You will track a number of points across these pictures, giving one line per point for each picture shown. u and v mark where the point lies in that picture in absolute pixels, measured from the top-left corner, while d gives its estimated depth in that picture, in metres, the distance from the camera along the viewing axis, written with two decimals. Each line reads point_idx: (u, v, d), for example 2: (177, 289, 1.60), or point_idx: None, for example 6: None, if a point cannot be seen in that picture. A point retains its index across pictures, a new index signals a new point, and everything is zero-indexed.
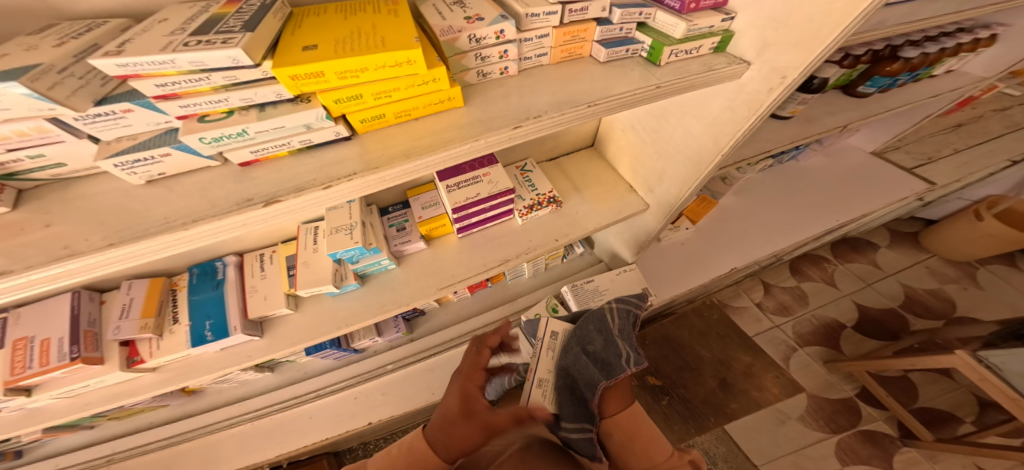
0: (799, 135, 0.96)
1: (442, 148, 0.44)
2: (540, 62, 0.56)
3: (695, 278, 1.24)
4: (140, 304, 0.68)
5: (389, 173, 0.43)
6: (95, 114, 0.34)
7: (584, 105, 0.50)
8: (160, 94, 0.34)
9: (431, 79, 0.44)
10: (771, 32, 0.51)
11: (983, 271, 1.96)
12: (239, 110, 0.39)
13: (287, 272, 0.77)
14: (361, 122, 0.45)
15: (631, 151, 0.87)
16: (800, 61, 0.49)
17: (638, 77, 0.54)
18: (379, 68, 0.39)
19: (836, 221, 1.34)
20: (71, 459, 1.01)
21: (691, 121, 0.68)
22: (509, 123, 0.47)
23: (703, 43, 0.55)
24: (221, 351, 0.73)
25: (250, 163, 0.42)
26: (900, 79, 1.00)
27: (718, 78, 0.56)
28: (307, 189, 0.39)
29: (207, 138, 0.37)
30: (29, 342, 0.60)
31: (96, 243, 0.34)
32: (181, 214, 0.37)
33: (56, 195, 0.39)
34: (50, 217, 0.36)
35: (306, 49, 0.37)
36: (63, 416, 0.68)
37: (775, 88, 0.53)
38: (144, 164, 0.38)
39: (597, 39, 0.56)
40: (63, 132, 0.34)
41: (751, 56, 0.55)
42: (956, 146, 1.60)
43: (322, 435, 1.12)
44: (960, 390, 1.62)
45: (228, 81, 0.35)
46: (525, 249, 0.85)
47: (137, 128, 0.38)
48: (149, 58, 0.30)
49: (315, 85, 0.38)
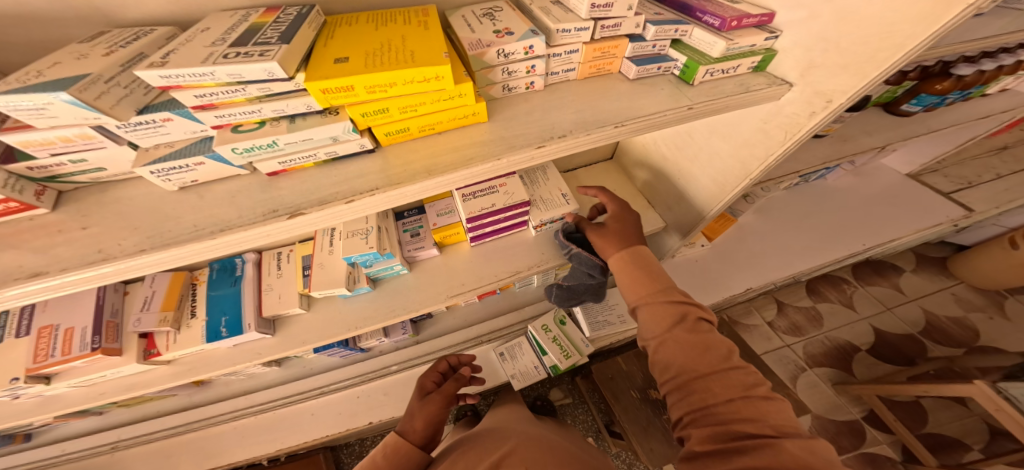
0: (831, 156, 0.93)
1: (466, 166, 0.43)
2: (567, 77, 0.55)
3: (707, 297, 1.22)
4: (161, 296, 0.69)
5: (412, 189, 0.42)
6: (137, 123, 0.35)
7: (610, 126, 0.48)
8: (197, 103, 0.35)
9: (458, 95, 0.43)
10: (818, 52, 0.49)
11: (1011, 300, 1.88)
12: (270, 120, 0.39)
13: (302, 273, 0.77)
14: (385, 135, 0.44)
15: (653, 168, 0.84)
16: (849, 84, 0.47)
17: (670, 96, 0.53)
18: (408, 84, 0.38)
19: (860, 244, 1.30)
20: (77, 445, 1.05)
21: (719, 141, 0.66)
22: (533, 142, 0.46)
23: (742, 62, 0.54)
24: (233, 347, 0.74)
25: (278, 173, 0.42)
26: (948, 98, 0.97)
27: (755, 99, 0.54)
28: (330, 203, 0.39)
29: (239, 149, 0.37)
30: (54, 330, 0.62)
31: (129, 248, 0.34)
32: (209, 222, 0.37)
33: (94, 198, 0.39)
34: (86, 220, 0.37)
35: (338, 62, 0.37)
36: (78, 404, 0.70)
37: (817, 112, 0.52)
38: (179, 172, 0.38)
39: (629, 55, 0.54)
40: (105, 139, 0.35)
41: (794, 77, 0.53)
42: (997, 172, 1.53)
43: (324, 432, 1.14)
44: (972, 418, 1.56)
45: (262, 92, 0.35)
46: (539, 261, 0.84)
47: (175, 136, 0.38)
48: (189, 70, 0.31)
49: (344, 99, 0.37)
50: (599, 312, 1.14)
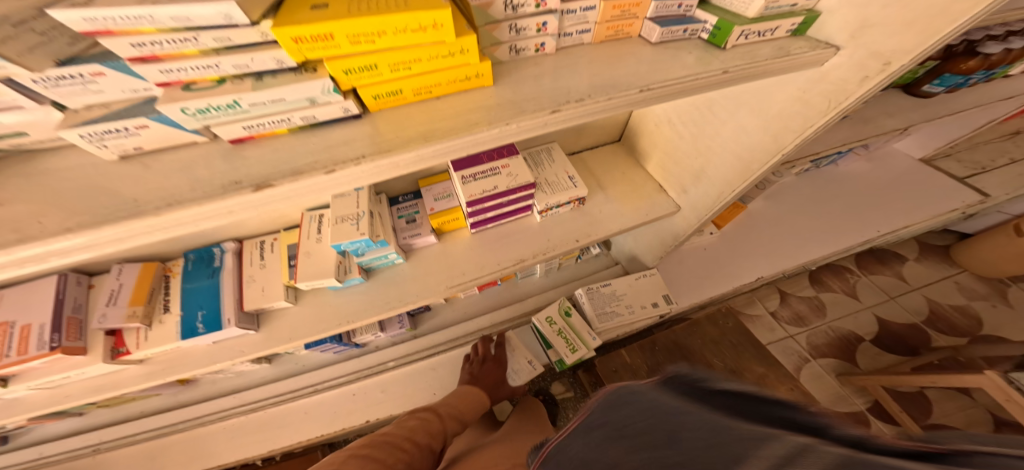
0: (852, 137, 0.87)
1: (468, 132, 0.37)
2: (582, 40, 0.49)
3: (716, 286, 1.17)
4: (130, 290, 0.63)
5: (405, 158, 0.36)
6: (57, 77, 0.28)
7: (634, 89, 0.42)
8: (137, 55, 0.28)
9: (459, 51, 0.37)
10: (874, 9, 0.43)
11: (1015, 289, 1.86)
12: (233, 78, 0.32)
13: (287, 263, 0.71)
14: (373, 99, 0.38)
15: (666, 147, 0.78)
16: (915, 44, 0.41)
17: (697, 60, 0.47)
18: (399, 33, 0.32)
19: (874, 232, 1.25)
20: (57, 448, 0.99)
21: (744, 115, 0.60)
22: (545, 107, 0.40)
23: (780, 24, 0.47)
24: (212, 344, 0.68)
25: (243, 140, 0.35)
26: (972, 79, 0.91)
27: (794, 65, 0.48)
28: (306, 173, 0.33)
29: (191, 110, 0.31)
30: (9, 328, 0.56)
31: (50, 227, 0.28)
32: (154, 196, 0.30)
33: (17, 169, 0.33)
34: (3, 194, 0.31)
35: (314, 7, 0.31)
36: (42, 407, 0.64)
37: (871, 77, 0.46)
38: (116, 137, 0.32)
39: (651, 15, 0.48)
40: (19, 96, 0.28)
41: (841, 40, 0.47)
42: (1010, 156, 1.49)
43: (318, 431, 1.08)
44: (977, 409, 1.54)
45: (219, 43, 0.29)
46: (543, 249, 0.78)
47: (110, 95, 0.32)
48: (121, 11, 0.25)
49: (322, 50, 0.31)
50: (605, 302, 1.04)
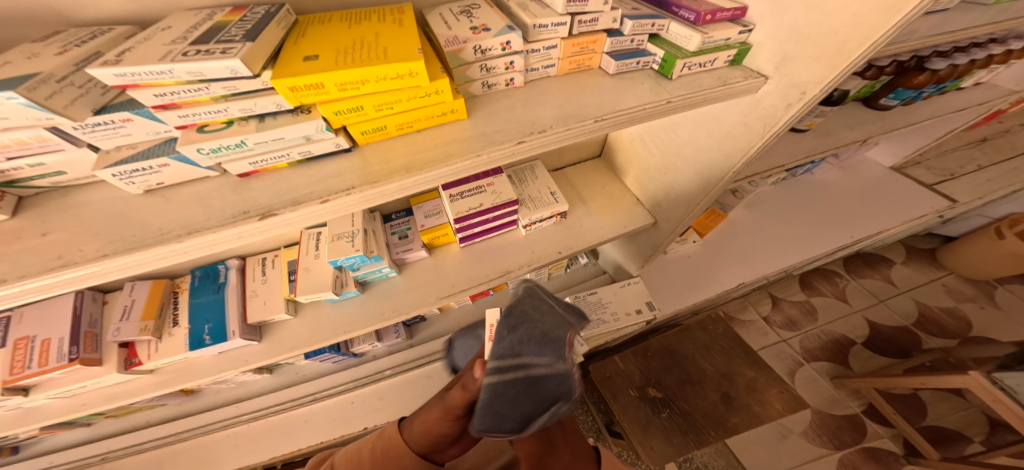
0: (815, 149, 0.93)
1: (444, 163, 0.43)
2: (547, 73, 0.55)
3: (699, 292, 1.22)
4: (141, 306, 0.68)
5: (390, 187, 0.41)
6: (94, 124, 0.34)
7: (590, 120, 0.48)
8: (159, 103, 0.34)
9: (434, 92, 0.42)
10: (792, 45, 0.49)
11: (1001, 290, 1.90)
12: (238, 120, 0.38)
13: (287, 278, 0.76)
14: (362, 134, 0.44)
15: (641, 163, 0.84)
16: (822, 76, 0.47)
17: (648, 90, 0.53)
18: (380, 81, 0.38)
19: (850, 237, 1.31)
20: (66, 457, 1.03)
21: (702, 135, 0.66)
22: (512, 138, 0.45)
23: (719, 56, 0.54)
24: (217, 355, 0.73)
25: (249, 174, 0.41)
26: (925, 92, 0.98)
27: (733, 92, 0.54)
28: (305, 203, 0.38)
29: (205, 149, 0.37)
30: (30, 342, 0.61)
31: (91, 253, 0.33)
32: (176, 225, 0.36)
33: (56, 203, 0.38)
34: (47, 225, 0.36)
35: (307, 60, 0.37)
36: (59, 416, 0.69)
37: (793, 104, 0.52)
38: (142, 174, 0.37)
39: (607, 50, 0.54)
40: (63, 141, 0.34)
41: (769, 70, 0.54)
42: (979, 162, 1.55)
43: (319, 439, 1.12)
44: (971, 410, 1.57)
45: (227, 91, 0.35)
46: (528, 261, 0.83)
47: (136, 137, 0.37)
48: (147, 68, 0.30)
49: (315, 96, 0.37)
50: (593, 309, 1.09)
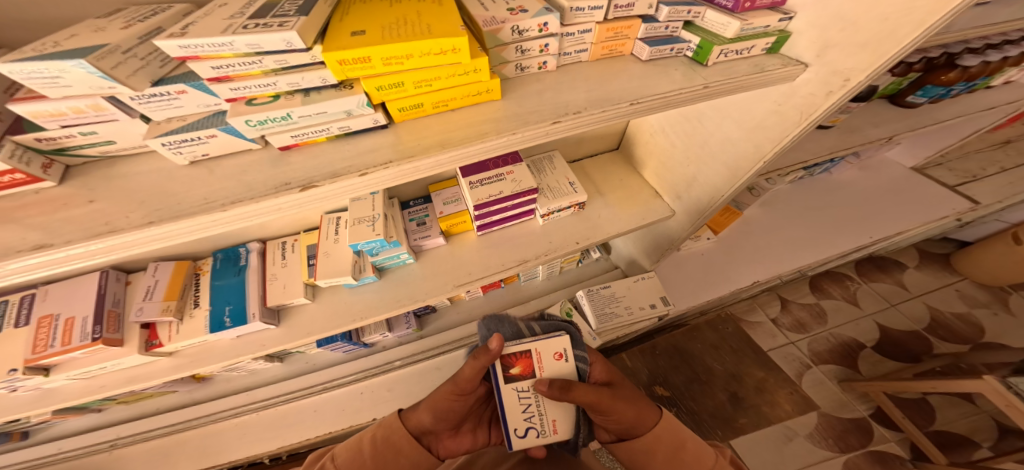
0: (837, 146, 0.92)
1: (479, 140, 0.42)
2: (580, 58, 0.55)
3: (713, 290, 1.21)
4: (164, 286, 0.69)
5: (425, 163, 0.41)
6: (151, 94, 0.34)
7: (625, 103, 0.48)
8: (213, 76, 0.34)
9: (473, 70, 0.42)
10: (835, 31, 0.49)
11: (1015, 296, 1.87)
12: (285, 94, 0.38)
13: (307, 262, 0.76)
14: (398, 110, 0.43)
15: (661, 154, 0.83)
16: (866, 63, 0.47)
17: (682, 76, 0.52)
18: (424, 56, 0.38)
19: (867, 237, 1.29)
20: (77, 442, 1.04)
21: (731, 125, 0.66)
22: (548, 118, 0.45)
23: (756, 43, 0.53)
24: (236, 338, 0.73)
25: (289, 147, 0.41)
26: (953, 90, 0.96)
27: (769, 80, 0.53)
28: (343, 175, 0.38)
29: (253, 121, 0.37)
30: (54, 320, 0.61)
31: (136, 220, 0.34)
32: (219, 196, 0.36)
33: (101, 172, 0.39)
34: (92, 194, 0.36)
35: (354, 34, 0.37)
36: (77, 397, 0.69)
37: (834, 92, 0.51)
38: (191, 145, 0.37)
39: (641, 36, 0.54)
40: (118, 111, 0.35)
41: (810, 58, 0.53)
42: (1000, 166, 1.53)
43: (326, 428, 1.11)
44: (981, 415, 1.55)
45: (278, 64, 0.34)
46: (546, 251, 0.83)
47: (187, 109, 0.37)
48: (209, 40, 0.30)
49: (360, 70, 0.37)
50: (606, 303, 1.08)
